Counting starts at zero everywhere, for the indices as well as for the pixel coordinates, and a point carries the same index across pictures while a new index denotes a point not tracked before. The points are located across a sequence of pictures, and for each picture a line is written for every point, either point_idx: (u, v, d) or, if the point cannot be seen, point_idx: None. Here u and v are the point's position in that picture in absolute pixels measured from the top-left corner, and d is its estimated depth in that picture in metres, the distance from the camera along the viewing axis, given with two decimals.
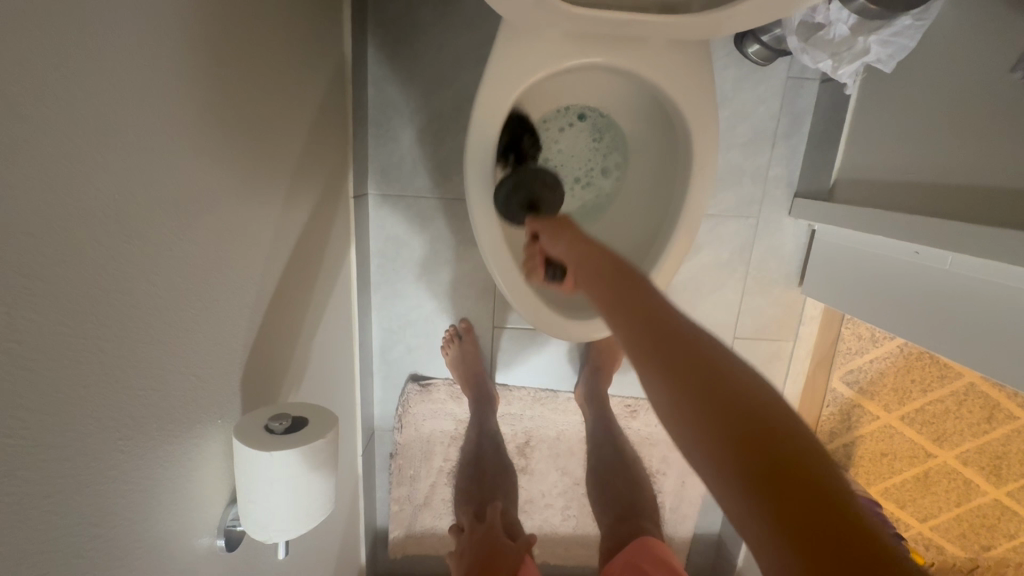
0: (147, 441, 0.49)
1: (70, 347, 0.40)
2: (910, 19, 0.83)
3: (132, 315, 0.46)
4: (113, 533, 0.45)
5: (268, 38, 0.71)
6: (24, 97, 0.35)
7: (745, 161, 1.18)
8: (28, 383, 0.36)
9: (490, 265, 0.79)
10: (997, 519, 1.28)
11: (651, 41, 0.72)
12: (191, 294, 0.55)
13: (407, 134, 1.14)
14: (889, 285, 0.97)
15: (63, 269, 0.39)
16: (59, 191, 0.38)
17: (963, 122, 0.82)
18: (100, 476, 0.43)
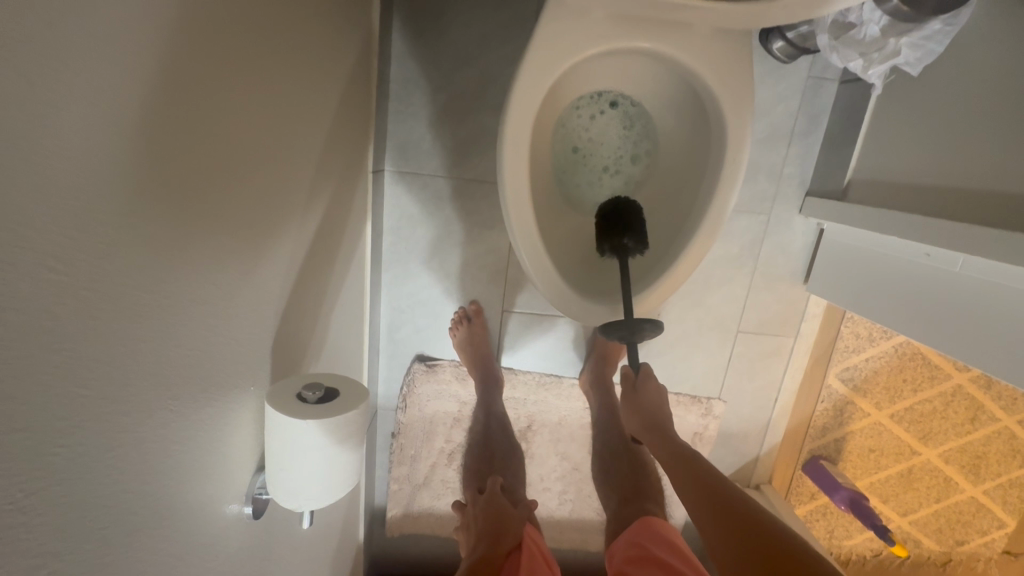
0: (194, 402, 0.48)
1: (135, 300, 0.39)
2: (940, 23, 0.84)
3: (186, 272, 0.45)
4: (163, 491, 0.44)
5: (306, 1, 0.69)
6: (98, 37, 0.34)
7: (762, 157, 1.19)
8: (98, 334, 0.35)
9: (520, 252, 0.79)
10: (970, 514, 1.37)
11: (696, 29, 0.73)
12: (232, 256, 0.53)
13: (429, 111, 1.13)
14: (897, 285, 1.00)
15: (129, 221, 0.38)
16: (127, 139, 0.37)
17: (984, 129, 0.84)
18: (155, 433, 0.43)
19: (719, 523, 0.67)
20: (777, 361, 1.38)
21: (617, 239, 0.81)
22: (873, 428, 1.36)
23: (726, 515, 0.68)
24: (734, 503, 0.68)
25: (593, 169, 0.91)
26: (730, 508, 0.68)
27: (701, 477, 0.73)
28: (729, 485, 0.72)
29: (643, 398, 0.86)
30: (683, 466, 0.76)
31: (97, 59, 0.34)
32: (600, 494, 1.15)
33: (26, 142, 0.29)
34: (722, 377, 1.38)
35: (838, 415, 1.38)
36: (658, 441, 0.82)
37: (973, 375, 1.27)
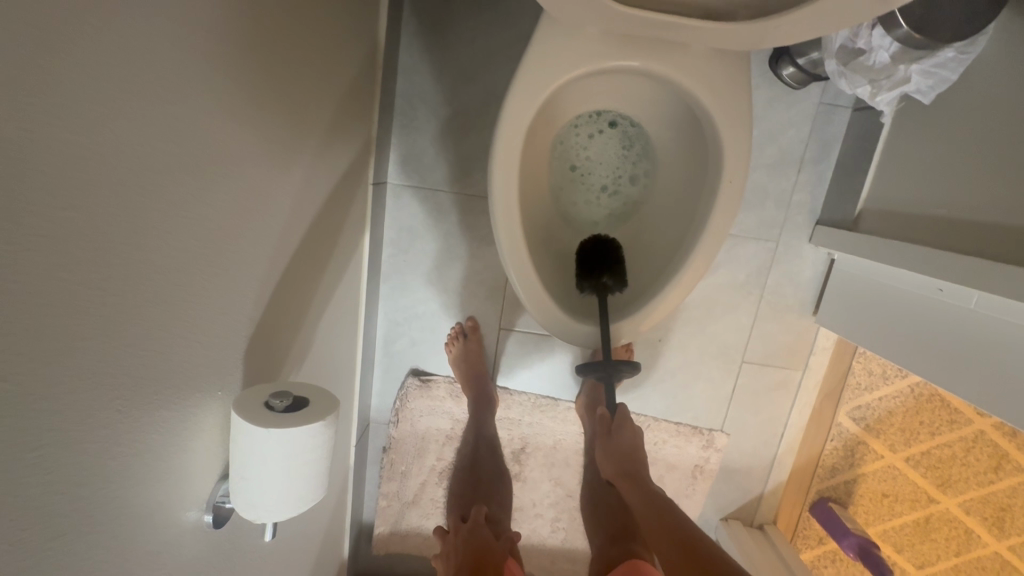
0: (144, 404, 0.47)
1: (74, 297, 0.38)
2: (953, 51, 0.81)
3: (142, 272, 0.45)
4: (100, 494, 0.43)
5: (305, 13, 0.70)
6: (52, 30, 0.34)
7: (770, 183, 1.16)
8: (25, 329, 0.35)
9: (508, 268, 0.77)
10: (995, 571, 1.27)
11: (692, 49, 0.72)
12: (201, 256, 0.53)
13: (433, 126, 1.14)
14: (909, 321, 0.95)
15: (74, 215, 0.37)
16: (81, 133, 0.37)
17: (999, 160, 0.80)
18: (91, 434, 0.42)
19: (677, 560, 0.74)
20: (784, 395, 1.32)
21: (597, 277, 0.82)
22: (886, 471, 1.29)
23: (683, 554, 0.74)
24: (691, 543, 0.75)
25: (591, 188, 0.89)
26: (688, 546, 0.74)
27: (664, 518, 0.80)
28: (689, 526, 0.78)
29: (619, 441, 0.93)
30: (649, 509, 0.82)
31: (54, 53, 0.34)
32: (588, 531, 1.12)
33: None
34: (725, 409, 1.33)
35: (849, 455, 1.31)
36: (632, 483, 0.88)
37: (999, 423, 1.20)
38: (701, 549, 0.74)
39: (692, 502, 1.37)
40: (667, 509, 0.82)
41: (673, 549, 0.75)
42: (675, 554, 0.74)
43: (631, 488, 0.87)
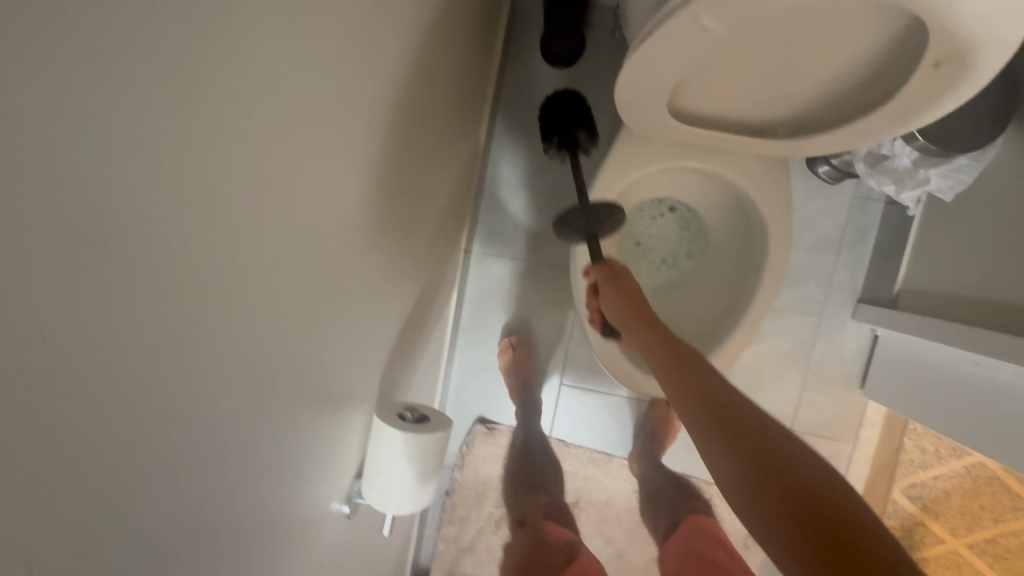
0: (312, 411, 0.65)
1: (299, 323, 0.57)
2: (967, 158, 0.97)
3: (328, 307, 0.63)
4: (279, 475, 0.60)
5: (439, 122, 0.94)
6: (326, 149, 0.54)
7: (812, 264, 1.29)
8: (277, 341, 0.53)
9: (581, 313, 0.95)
10: None
11: (740, 155, 0.90)
12: (356, 298, 0.71)
13: (514, 204, 1.34)
14: (952, 393, 1.02)
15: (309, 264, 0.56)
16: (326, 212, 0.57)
17: (1019, 251, 0.91)
18: (286, 427, 0.59)
19: (729, 440, 0.56)
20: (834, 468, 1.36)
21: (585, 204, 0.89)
22: (950, 558, 1.28)
23: (773, 448, 0.54)
24: (784, 452, 0.53)
25: (652, 261, 1.05)
26: (777, 457, 0.53)
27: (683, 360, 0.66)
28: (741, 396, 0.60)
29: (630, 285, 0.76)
30: (702, 403, 0.60)
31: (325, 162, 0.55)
32: (648, 520, 1.19)
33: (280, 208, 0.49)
34: None
35: (907, 535, 1.31)
36: (671, 351, 0.67)
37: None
38: (797, 471, 0.52)
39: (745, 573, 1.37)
40: (726, 395, 0.60)
41: (737, 439, 0.55)
42: (753, 471, 0.53)
43: (684, 388, 0.63)
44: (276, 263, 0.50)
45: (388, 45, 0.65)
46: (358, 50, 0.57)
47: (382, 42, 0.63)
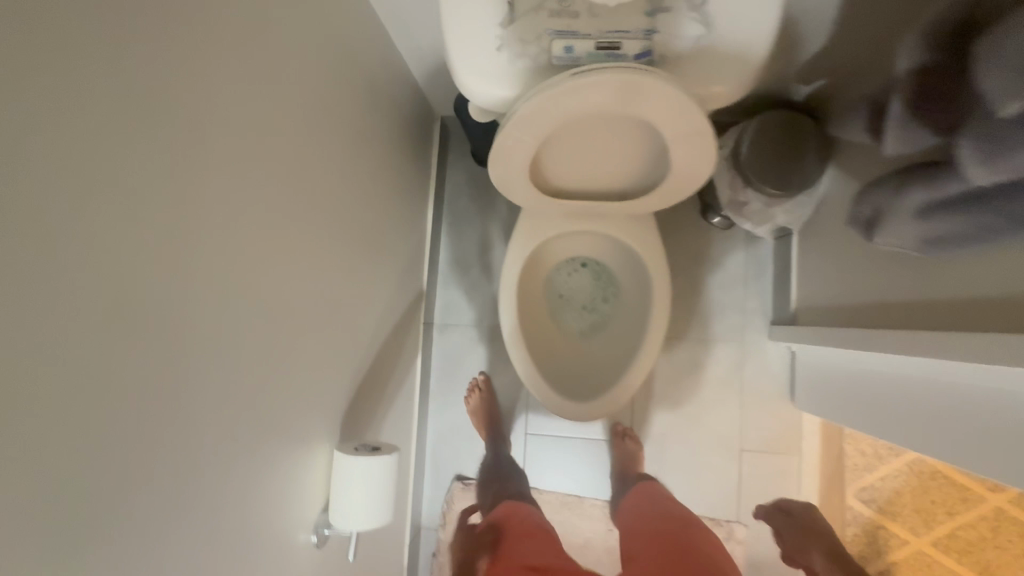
0: (272, 447, 0.78)
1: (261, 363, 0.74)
2: (761, 201, 1.20)
3: (283, 356, 0.79)
4: (231, 501, 0.69)
5: (384, 218, 1.17)
6: (272, 239, 0.74)
7: (726, 300, 1.50)
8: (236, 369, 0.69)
9: (506, 327, 1.15)
10: None
11: (620, 218, 1.11)
12: (308, 353, 0.87)
13: (466, 278, 1.57)
14: (844, 391, 1.16)
15: (265, 320, 0.74)
16: (272, 276, 0.75)
17: (851, 260, 1.11)
18: (245, 457, 0.72)
19: None
20: (788, 482, 1.45)
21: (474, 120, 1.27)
22: (918, 557, 1.40)
23: None
24: None
25: (575, 308, 1.29)
26: None
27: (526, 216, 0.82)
28: None
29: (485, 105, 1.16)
30: None
31: (272, 245, 0.75)
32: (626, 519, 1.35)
33: (238, 275, 0.68)
34: (737, 498, 1.46)
35: (871, 540, 1.41)
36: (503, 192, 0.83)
37: (1010, 496, 1.38)
38: None
39: None
40: None
41: None
42: None
43: None
44: (237, 314, 0.68)
45: (320, 166, 0.86)
46: (317, 191, 0.86)
47: (319, 162, 0.86)
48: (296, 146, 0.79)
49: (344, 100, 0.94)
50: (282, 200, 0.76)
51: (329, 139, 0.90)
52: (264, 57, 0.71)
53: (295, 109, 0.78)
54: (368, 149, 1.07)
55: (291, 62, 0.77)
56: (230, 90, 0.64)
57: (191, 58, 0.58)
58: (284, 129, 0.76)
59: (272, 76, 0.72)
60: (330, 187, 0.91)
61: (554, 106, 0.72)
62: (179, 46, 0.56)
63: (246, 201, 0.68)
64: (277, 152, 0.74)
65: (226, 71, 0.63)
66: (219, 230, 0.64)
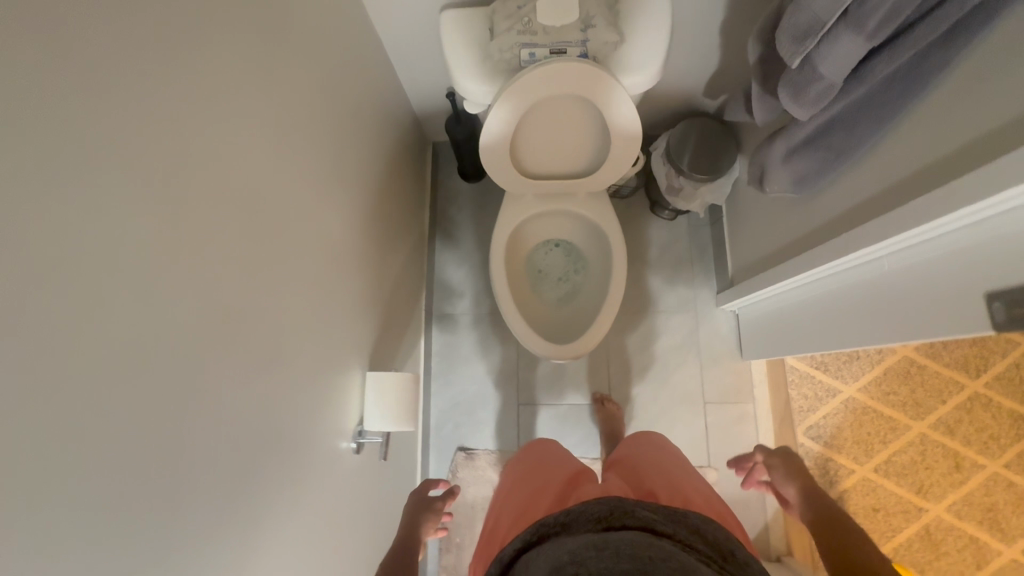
0: (323, 358, 1.00)
1: (317, 286, 0.98)
2: (691, 183, 1.53)
3: (330, 289, 1.03)
4: (298, 385, 0.91)
5: (392, 212, 1.45)
6: (323, 196, 1.01)
7: (678, 277, 1.79)
8: (302, 285, 0.92)
9: (496, 289, 1.38)
10: (978, 526, 1.58)
11: (582, 197, 1.41)
12: (345, 296, 1.11)
13: (459, 275, 1.84)
14: (776, 328, 1.44)
15: (319, 254, 0.99)
16: (323, 223, 1.01)
17: (764, 220, 1.43)
18: (306, 356, 0.94)
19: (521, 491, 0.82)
20: (746, 427, 1.70)
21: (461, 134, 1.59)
22: (864, 484, 1.62)
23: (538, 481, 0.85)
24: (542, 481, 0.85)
25: (552, 282, 1.57)
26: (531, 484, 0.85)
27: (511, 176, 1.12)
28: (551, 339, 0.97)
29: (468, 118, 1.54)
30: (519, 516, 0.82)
31: (323, 201, 1.01)
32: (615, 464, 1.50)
33: (305, 214, 0.93)
34: (706, 446, 1.69)
35: (823, 472, 1.63)
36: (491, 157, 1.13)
37: (930, 424, 1.65)
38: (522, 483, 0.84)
39: None
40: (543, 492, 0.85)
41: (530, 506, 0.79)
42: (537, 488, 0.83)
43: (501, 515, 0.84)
44: (304, 242, 0.93)
45: (350, 154, 1.15)
46: (348, 172, 1.14)
47: (350, 152, 1.15)
48: (337, 135, 1.08)
49: (364, 112, 1.25)
50: (328, 170, 1.04)
51: (356, 138, 1.19)
52: (318, 69, 1.01)
53: (336, 109, 1.08)
54: (380, 154, 1.36)
55: (334, 77, 1.08)
56: (302, 86, 0.93)
57: (283, 60, 0.87)
58: (331, 121, 1.05)
59: (323, 83, 1.02)
60: (356, 173, 1.19)
61: (544, 78, 1.02)
62: (278, 51, 0.85)
63: (309, 163, 0.95)
64: (325, 135, 1.03)
65: (300, 73, 0.93)
66: (295, 177, 0.90)
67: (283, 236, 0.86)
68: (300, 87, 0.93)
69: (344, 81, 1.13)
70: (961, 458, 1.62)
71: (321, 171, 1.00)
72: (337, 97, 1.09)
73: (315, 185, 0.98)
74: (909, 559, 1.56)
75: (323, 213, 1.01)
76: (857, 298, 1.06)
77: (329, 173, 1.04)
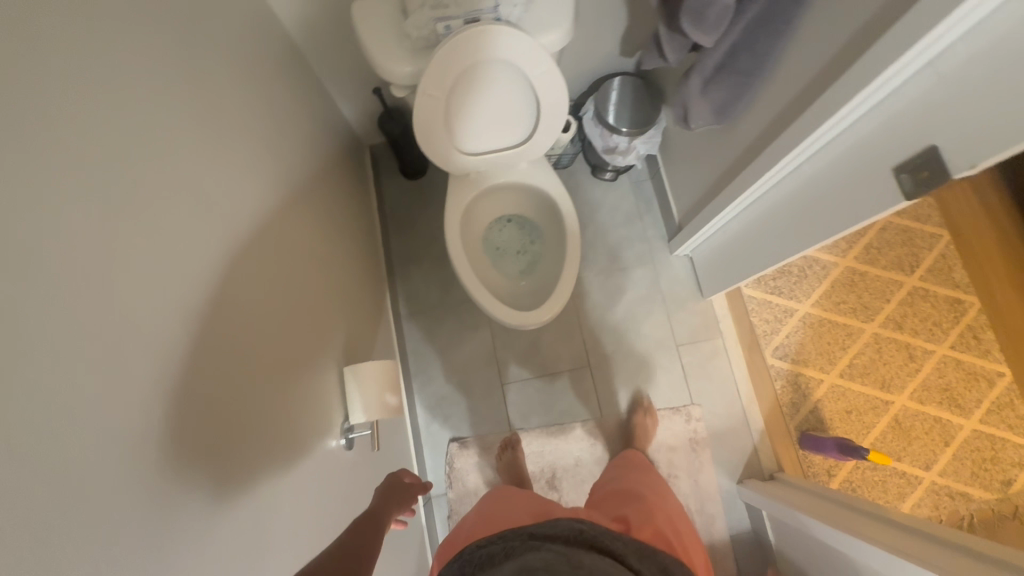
0: (297, 356, 0.99)
1: (279, 284, 0.97)
2: (624, 138, 1.60)
3: (292, 287, 1.03)
4: (279, 382, 0.89)
5: (340, 214, 1.45)
6: (268, 196, 1.01)
7: (630, 233, 1.86)
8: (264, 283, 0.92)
9: (458, 269, 1.39)
10: (939, 406, 1.71)
11: (524, 167, 1.45)
12: (309, 296, 1.10)
13: (420, 270, 1.84)
14: (727, 258, 1.53)
15: (274, 253, 0.98)
16: (273, 222, 1.00)
17: (696, 159, 1.51)
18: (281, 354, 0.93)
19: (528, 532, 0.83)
20: (720, 360, 1.77)
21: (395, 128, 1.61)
22: (834, 390, 1.72)
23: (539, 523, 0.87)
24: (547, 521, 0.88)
25: (512, 256, 1.60)
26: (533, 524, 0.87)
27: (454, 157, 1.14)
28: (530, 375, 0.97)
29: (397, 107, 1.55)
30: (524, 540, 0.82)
31: (270, 200, 1.01)
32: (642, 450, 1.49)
33: (254, 212, 0.93)
34: (687, 387, 1.75)
35: (796, 387, 1.72)
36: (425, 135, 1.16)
37: (879, 323, 1.77)
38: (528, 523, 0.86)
39: (705, 472, 1.67)
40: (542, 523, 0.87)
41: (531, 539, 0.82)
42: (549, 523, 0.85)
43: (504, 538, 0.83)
44: (258, 240, 0.92)
45: (288, 155, 1.14)
46: (290, 173, 1.14)
47: (288, 153, 1.15)
48: (271, 136, 1.08)
49: (295, 115, 1.24)
50: (270, 170, 1.03)
51: (291, 140, 1.19)
52: (241, 70, 1.00)
53: (265, 111, 1.08)
54: (318, 157, 1.36)
55: (258, 78, 1.07)
56: (228, 86, 0.93)
57: (205, 59, 0.87)
58: (263, 122, 1.04)
59: (248, 84, 1.02)
60: (298, 174, 1.18)
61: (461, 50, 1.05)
62: (197, 49, 0.85)
63: (249, 162, 0.95)
64: (260, 135, 1.02)
65: (223, 73, 0.92)
66: (238, 175, 0.90)
67: (236, 236, 0.85)
68: (227, 86, 0.92)
69: (269, 83, 1.13)
70: (913, 348, 1.75)
71: (262, 170, 1.00)
72: (265, 98, 1.09)
73: (259, 184, 0.97)
74: (886, 450, 1.68)
75: (270, 215, 1.00)
76: (790, 209, 1.14)
77: (271, 173, 1.04)
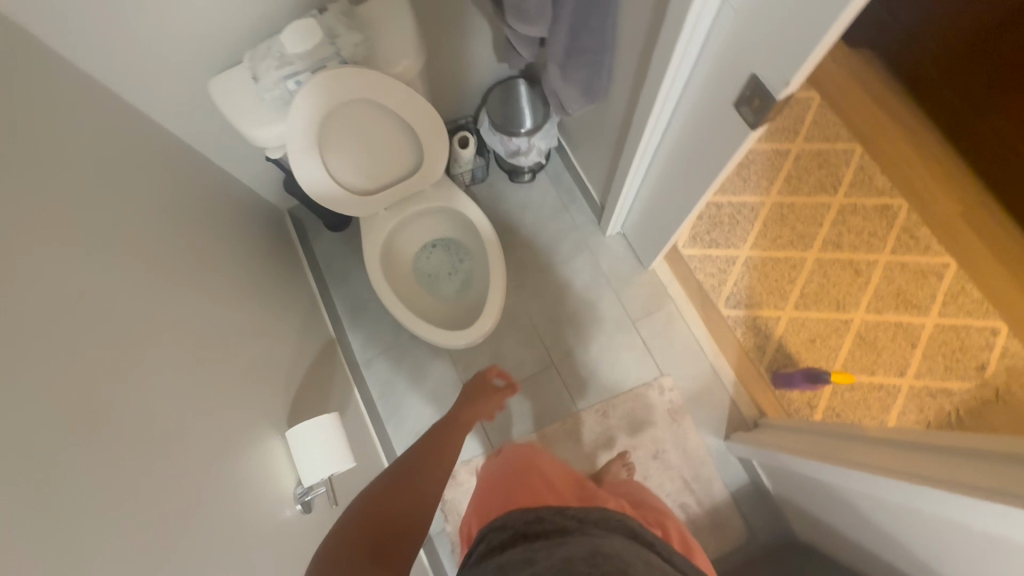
0: (235, 429, 0.99)
1: (203, 362, 0.98)
2: (525, 138, 1.62)
3: (220, 363, 1.03)
4: (214, 459, 0.90)
5: (266, 281, 1.45)
6: (179, 279, 1.02)
7: (561, 226, 1.89)
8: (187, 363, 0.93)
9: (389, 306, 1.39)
10: (896, 312, 1.73)
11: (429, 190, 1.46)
12: (240, 368, 1.10)
13: (368, 316, 1.84)
14: (650, 225, 1.56)
15: (194, 333, 0.99)
16: (188, 304, 1.02)
17: (595, 140, 1.55)
18: (215, 429, 0.93)
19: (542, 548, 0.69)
20: (678, 324, 1.78)
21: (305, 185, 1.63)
22: (793, 323, 1.74)
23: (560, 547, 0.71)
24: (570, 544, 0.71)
25: (445, 279, 1.60)
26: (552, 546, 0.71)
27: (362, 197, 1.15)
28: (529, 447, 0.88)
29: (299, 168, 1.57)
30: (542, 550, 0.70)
31: (180, 282, 1.02)
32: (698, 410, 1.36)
33: (162, 298, 0.94)
34: (653, 358, 1.76)
35: (756, 330, 1.74)
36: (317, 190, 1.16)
37: (819, 248, 1.80)
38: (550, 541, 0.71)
39: (691, 438, 1.67)
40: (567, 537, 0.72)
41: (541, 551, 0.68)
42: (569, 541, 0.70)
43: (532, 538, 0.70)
44: (172, 323, 0.94)
45: (193, 236, 1.16)
46: (198, 253, 1.15)
47: (192, 234, 1.16)
48: (171, 220, 1.09)
49: (195, 196, 1.26)
50: (175, 254, 1.05)
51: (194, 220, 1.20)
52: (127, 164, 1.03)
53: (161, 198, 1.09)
54: (230, 232, 1.37)
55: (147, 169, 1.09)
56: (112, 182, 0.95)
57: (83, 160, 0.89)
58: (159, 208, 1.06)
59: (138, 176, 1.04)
60: (207, 253, 1.20)
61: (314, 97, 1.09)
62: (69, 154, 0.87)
63: (151, 251, 0.97)
64: (159, 221, 1.04)
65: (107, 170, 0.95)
66: (140, 265, 0.92)
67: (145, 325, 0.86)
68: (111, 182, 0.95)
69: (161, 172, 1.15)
70: (856, 263, 1.78)
71: (166, 256, 1.01)
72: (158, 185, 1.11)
73: (166, 271, 0.99)
74: (858, 367, 1.69)
75: (180, 298, 1.01)
76: (677, 164, 1.17)
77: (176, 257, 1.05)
